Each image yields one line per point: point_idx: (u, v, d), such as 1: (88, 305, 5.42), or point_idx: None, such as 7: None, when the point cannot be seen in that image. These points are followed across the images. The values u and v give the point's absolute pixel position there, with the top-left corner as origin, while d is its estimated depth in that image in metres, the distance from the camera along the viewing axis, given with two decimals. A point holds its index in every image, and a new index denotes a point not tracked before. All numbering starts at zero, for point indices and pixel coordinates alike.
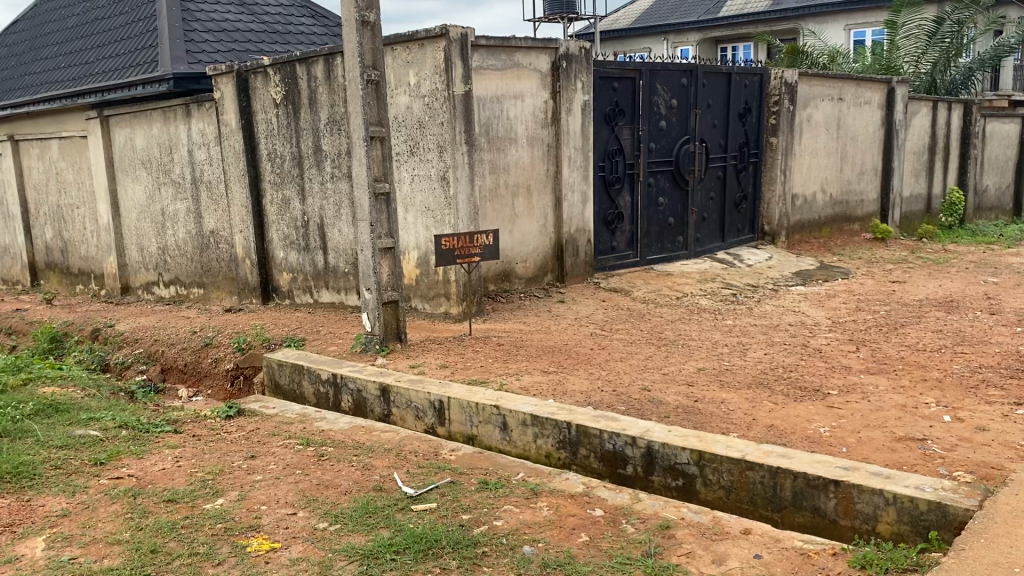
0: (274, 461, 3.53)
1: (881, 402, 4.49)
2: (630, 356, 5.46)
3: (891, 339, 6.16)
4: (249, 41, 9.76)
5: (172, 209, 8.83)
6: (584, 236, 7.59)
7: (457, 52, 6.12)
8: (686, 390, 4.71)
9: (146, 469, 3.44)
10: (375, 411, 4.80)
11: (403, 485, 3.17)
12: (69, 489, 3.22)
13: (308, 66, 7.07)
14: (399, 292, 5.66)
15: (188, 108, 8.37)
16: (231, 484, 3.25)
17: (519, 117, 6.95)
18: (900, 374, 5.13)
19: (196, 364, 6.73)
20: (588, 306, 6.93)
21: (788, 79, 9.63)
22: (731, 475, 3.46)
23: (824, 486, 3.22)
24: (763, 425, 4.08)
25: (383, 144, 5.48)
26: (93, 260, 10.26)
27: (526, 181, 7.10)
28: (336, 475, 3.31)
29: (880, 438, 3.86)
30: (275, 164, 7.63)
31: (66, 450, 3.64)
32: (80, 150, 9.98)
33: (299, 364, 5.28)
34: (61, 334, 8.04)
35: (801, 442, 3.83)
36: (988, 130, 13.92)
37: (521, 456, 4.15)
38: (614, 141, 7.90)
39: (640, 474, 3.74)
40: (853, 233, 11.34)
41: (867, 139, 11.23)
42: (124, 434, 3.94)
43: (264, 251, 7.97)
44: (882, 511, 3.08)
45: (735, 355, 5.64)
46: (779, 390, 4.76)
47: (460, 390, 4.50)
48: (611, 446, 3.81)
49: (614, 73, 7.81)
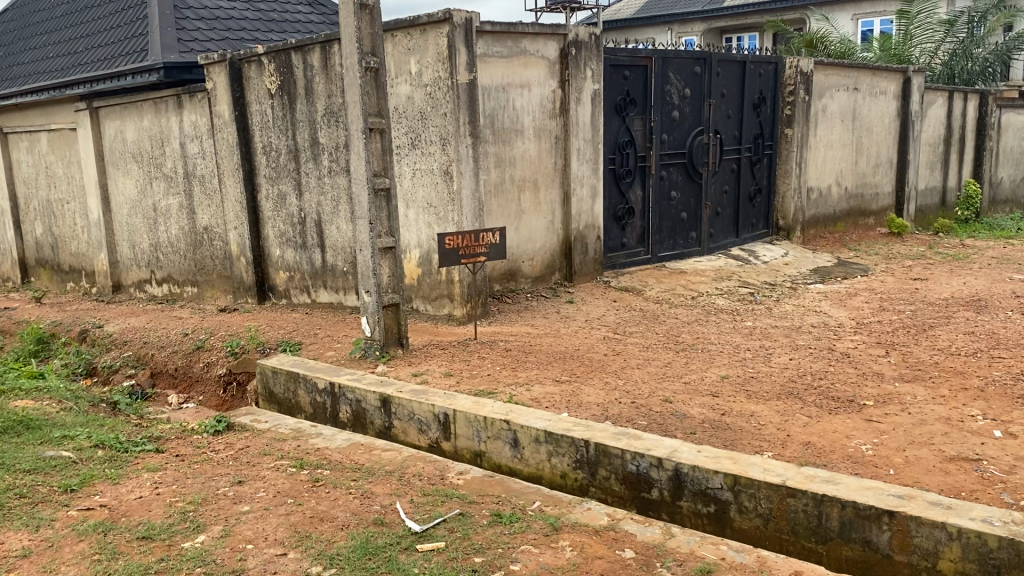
0: (264, 488, 3.18)
1: (923, 416, 4.14)
2: (647, 363, 5.11)
3: (921, 342, 5.82)
4: (243, 29, 9.38)
5: (165, 205, 8.47)
6: (593, 233, 7.24)
7: (461, 38, 5.75)
8: (711, 402, 4.36)
9: (121, 499, 3.10)
10: (375, 423, 4.48)
11: (406, 518, 2.83)
12: (34, 522, 2.88)
13: (304, 54, 6.71)
14: (400, 294, 5.31)
15: (179, 99, 8.00)
16: (215, 516, 2.90)
17: (526, 108, 6.59)
18: (937, 383, 4.78)
19: (187, 369, 6.38)
20: (599, 307, 6.59)
21: (803, 67, 9.25)
22: (770, 502, 3.15)
23: (876, 517, 2.91)
24: (798, 443, 3.73)
25: (383, 136, 5.12)
26: (84, 256, 9.90)
27: (533, 175, 6.75)
28: (332, 506, 2.97)
29: (929, 458, 3.52)
30: (270, 158, 7.27)
31: (33, 474, 3.31)
32: (69, 142, 9.62)
33: (294, 371, 4.93)
34: (48, 335, 7.70)
35: (844, 463, 3.48)
36: (1005, 121, 13.50)
37: (533, 477, 3.82)
38: (625, 132, 7.55)
39: (666, 499, 3.42)
40: (868, 228, 11.00)
41: (882, 130, 10.88)
42: (100, 455, 3.60)
43: (260, 249, 7.62)
44: (944, 547, 2.78)
45: (758, 361, 5.29)
46: (811, 401, 4.41)
47: (466, 402, 4.17)
48: (634, 468, 3.49)
49: (625, 61, 7.45)
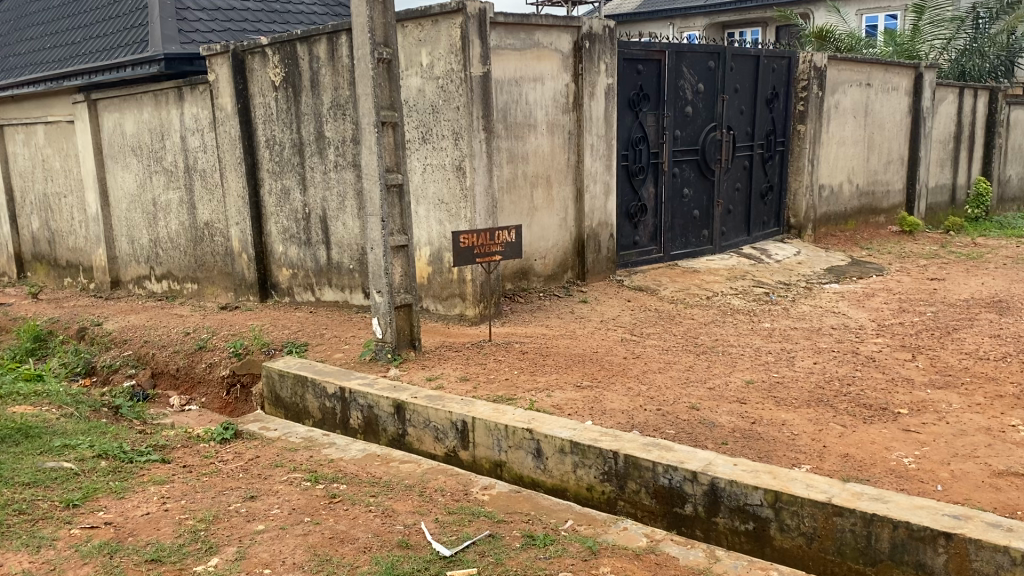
0: (279, 504, 3.00)
1: (962, 426, 3.96)
2: (669, 367, 4.93)
3: (946, 345, 5.65)
4: (245, 20, 9.15)
5: (165, 199, 8.27)
6: (607, 231, 7.05)
7: (474, 29, 5.55)
8: (739, 409, 4.18)
9: (127, 516, 2.91)
10: (388, 430, 4.29)
11: (433, 541, 2.66)
12: (35, 542, 2.69)
13: (310, 45, 6.50)
14: (412, 294, 5.13)
15: (180, 92, 7.80)
16: (228, 537, 2.73)
17: (538, 102, 6.40)
18: (971, 390, 4.61)
19: (189, 369, 6.18)
20: (614, 307, 6.41)
21: (817, 62, 9.06)
22: (814, 521, 2.97)
23: (931, 538, 2.74)
24: (837, 455, 3.56)
25: (395, 130, 4.93)
26: (81, 251, 9.69)
27: (546, 171, 6.56)
28: (352, 525, 2.80)
29: (977, 473, 3.35)
30: (274, 152, 7.06)
31: (33, 487, 3.12)
32: (66, 135, 9.40)
33: (302, 375, 4.74)
34: (45, 333, 7.50)
35: (887, 478, 3.31)
36: (1014, 118, 13.32)
37: (557, 489, 3.64)
38: (638, 128, 7.36)
39: (701, 515, 3.24)
40: (879, 226, 10.83)
41: (894, 126, 10.70)
42: (104, 466, 3.42)
43: (262, 246, 7.42)
44: (1006, 572, 2.61)
45: (782, 365, 5.11)
46: (842, 409, 4.23)
47: (485, 409, 3.98)
48: (666, 482, 3.31)
49: (638, 55, 7.25)
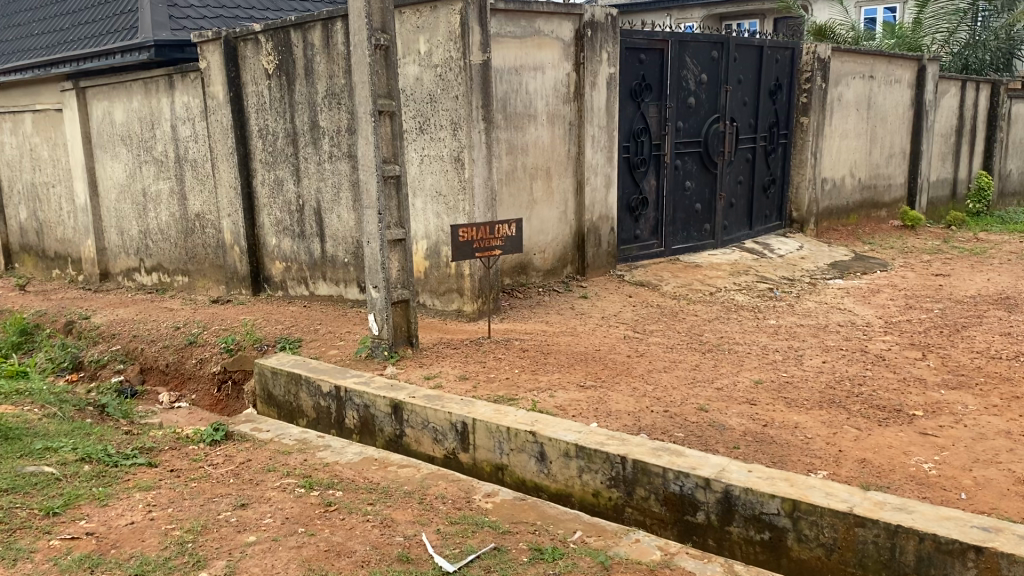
0: (271, 512, 2.85)
1: (981, 430, 3.82)
2: (674, 366, 4.78)
3: (957, 344, 5.51)
4: (238, 7, 8.94)
5: (155, 189, 8.07)
6: (607, 224, 6.89)
7: (474, 16, 5.38)
8: (749, 411, 4.04)
9: (110, 525, 2.75)
10: (385, 431, 4.14)
11: (435, 555, 2.52)
12: (10, 555, 2.53)
13: (304, 32, 6.31)
14: (409, 290, 4.96)
15: (171, 79, 7.59)
16: (217, 549, 2.57)
17: (539, 92, 6.23)
18: (986, 391, 4.46)
19: (179, 364, 6.01)
20: (615, 303, 6.26)
21: (821, 53, 8.90)
22: (834, 532, 2.83)
23: (960, 552, 2.60)
24: (854, 461, 3.41)
25: (392, 120, 4.75)
26: (70, 242, 9.49)
27: (546, 163, 6.39)
28: (349, 537, 2.64)
29: (1000, 480, 3.22)
30: (267, 142, 6.88)
31: (11, 494, 2.96)
32: (54, 124, 9.19)
33: (295, 372, 4.58)
34: (32, 326, 7.31)
35: (908, 485, 3.17)
36: (1016, 112, 13.19)
37: (562, 494, 3.49)
38: (640, 119, 7.19)
39: (714, 523, 3.09)
40: (880, 220, 10.69)
41: (897, 119, 10.55)
42: (87, 470, 3.25)
43: (254, 238, 7.24)
44: None
45: (790, 364, 4.96)
46: (856, 411, 4.09)
47: (487, 410, 3.83)
48: (677, 489, 3.16)
49: (641, 44, 7.08)
